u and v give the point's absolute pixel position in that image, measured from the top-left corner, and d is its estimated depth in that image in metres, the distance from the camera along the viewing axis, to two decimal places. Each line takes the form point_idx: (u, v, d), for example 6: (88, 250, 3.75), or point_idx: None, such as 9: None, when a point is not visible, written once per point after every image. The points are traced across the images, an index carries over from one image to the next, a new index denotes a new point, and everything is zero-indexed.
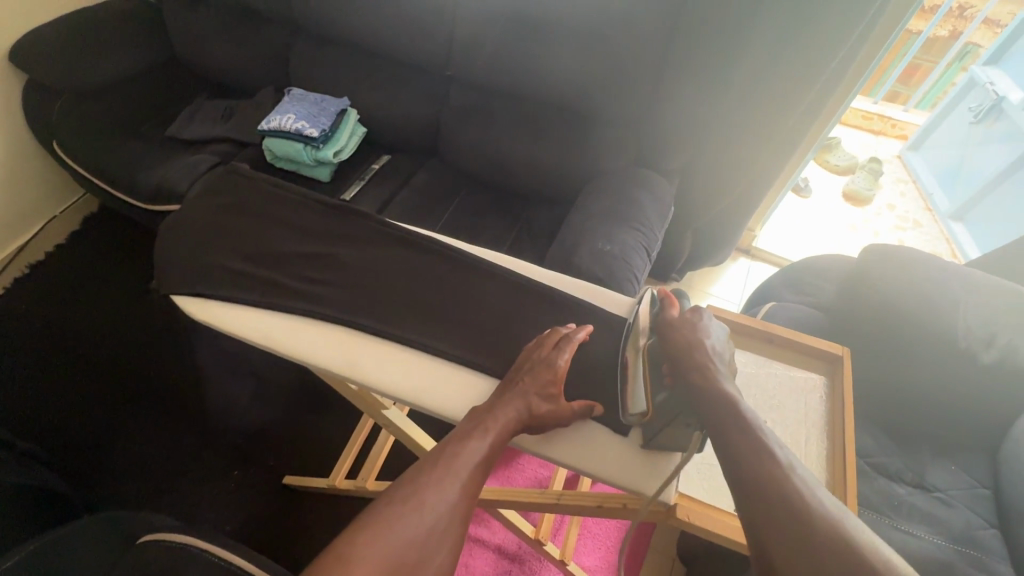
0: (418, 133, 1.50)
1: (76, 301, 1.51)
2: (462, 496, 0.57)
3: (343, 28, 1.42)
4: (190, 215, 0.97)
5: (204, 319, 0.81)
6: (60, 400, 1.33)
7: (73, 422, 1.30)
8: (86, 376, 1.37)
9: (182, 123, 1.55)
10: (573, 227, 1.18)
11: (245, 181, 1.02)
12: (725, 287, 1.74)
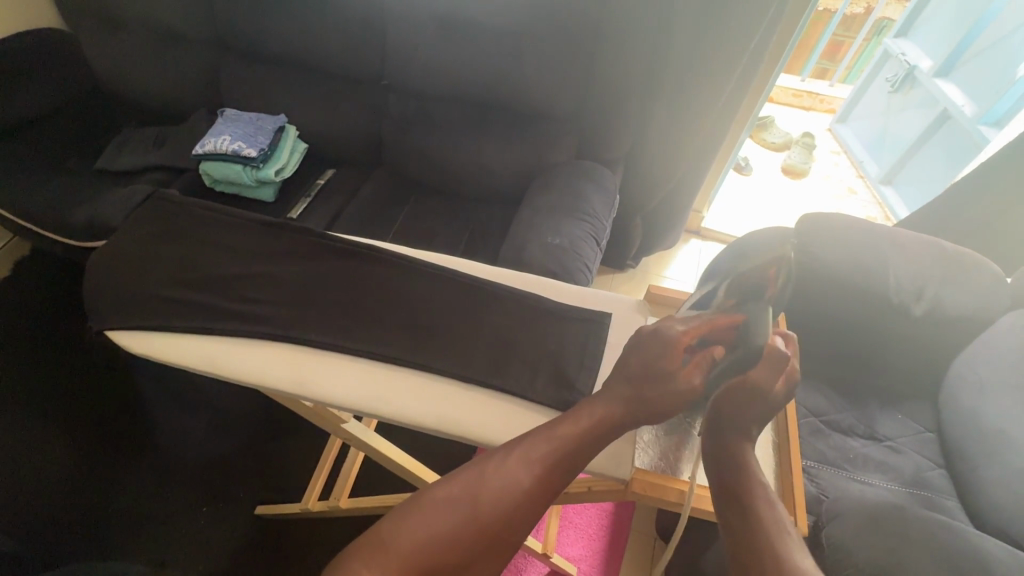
0: (361, 145, 1.48)
1: (11, 350, 1.42)
2: (517, 510, 0.55)
3: (272, 45, 1.39)
4: (119, 247, 0.93)
5: (144, 351, 0.79)
6: (5, 455, 1.25)
7: (20, 478, 1.22)
8: (30, 428, 1.30)
9: (112, 153, 1.48)
10: (522, 224, 1.20)
11: (177, 208, 0.99)
12: (680, 269, 1.79)
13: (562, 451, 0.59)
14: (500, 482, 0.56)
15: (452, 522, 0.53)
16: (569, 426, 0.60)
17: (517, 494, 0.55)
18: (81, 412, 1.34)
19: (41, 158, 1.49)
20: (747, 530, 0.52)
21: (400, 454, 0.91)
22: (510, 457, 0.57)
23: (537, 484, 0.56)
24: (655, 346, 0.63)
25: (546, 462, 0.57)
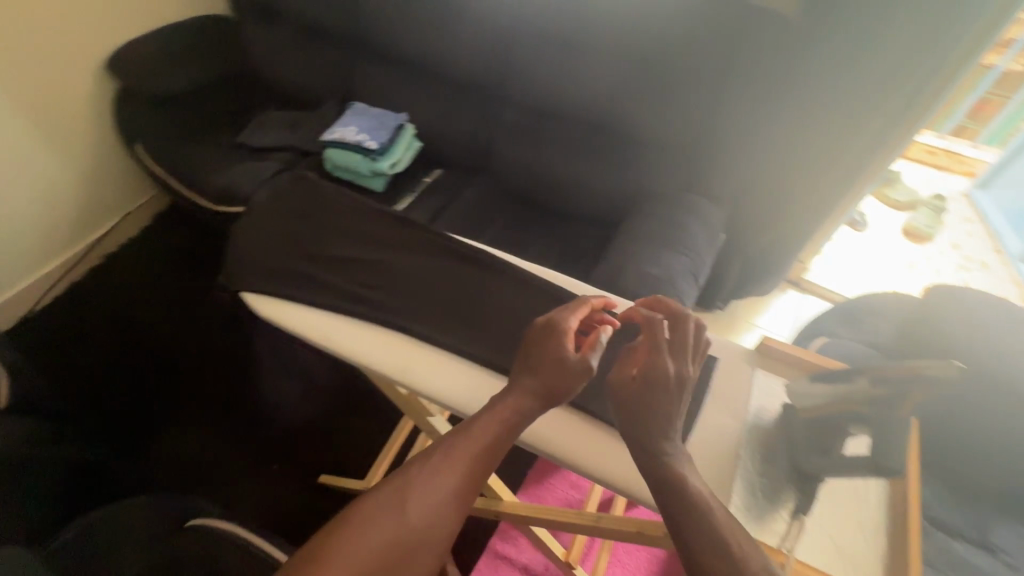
0: (470, 151, 1.54)
1: (146, 291, 1.62)
2: (449, 501, 0.58)
3: (405, 48, 1.49)
4: (257, 215, 1.02)
5: (267, 315, 0.87)
6: (125, 382, 1.43)
7: (133, 404, 1.39)
8: (148, 363, 1.47)
9: (251, 131, 1.64)
10: (619, 249, 1.19)
11: (310, 187, 1.07)
12: (773, 320, 1.69)
13: (484, 442, 0.63)
14: (430, 480, 0.59)
15: (390, 527, 0.55)
16: (492, 418, 0.64)
17: (446, 492, 0.58)
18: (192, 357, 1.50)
19: (195, 128, 1.67)
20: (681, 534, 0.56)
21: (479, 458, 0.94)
22: (435, 456, 0.60)
23: (463, 479, 0.60)
24: (550, 342, 0.69)
25: (472, 452, 0.61)
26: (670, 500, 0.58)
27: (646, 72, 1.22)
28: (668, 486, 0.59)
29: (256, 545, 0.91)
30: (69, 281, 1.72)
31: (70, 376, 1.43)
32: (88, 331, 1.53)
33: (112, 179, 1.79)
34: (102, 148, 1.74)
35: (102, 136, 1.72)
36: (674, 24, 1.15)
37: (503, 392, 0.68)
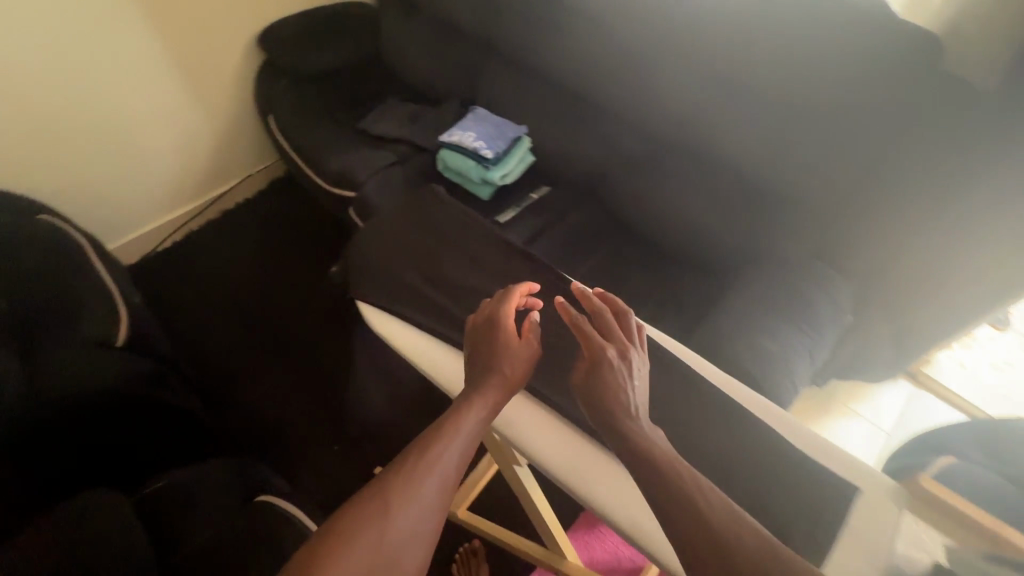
0: (583, 173, 1.49)
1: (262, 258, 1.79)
2: (430, 498, 0.66)
3: (539, 59, 1.46)
4: (386, 224, 1.14)
5: (383, 330, 0.99)
6: (231, 340, 1.62)
7: (235, 362, 1.57)
8: (253, 327, 1.64)
9: (374, 118, 1.66)
10: (734, 313, 1.10)
11: (437, 204, 1.16)
12: (877, 410, 1.53)
13: (458, 442, 0.72)
14: (407, 482, 0.66)
15: (379, 531, 0.62)
16: (461, 418, 0.74)
17: (426, 492, 0.66)
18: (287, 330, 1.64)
19: (324, 106, 1.73)
20: (668, 514, 0.62)
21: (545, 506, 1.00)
22: (413, 462, 0.68)
23: (440, 476, 0.68)
24: (490, 340, 0.84)
25: (448, 451, 0.70)
26: (648, 476, 0.66)
27: (796, 127, 1.11)
28: (643, 464, 0.67)
29: (285, 507, 0.95)
30: (189, 229, 1.89)
31: (189, 326, 1.65)
32: (208, 287, 1.73)
33: (240, 142, 1.90)
34: (239, 113, 1.85)
35: (240, 103, 1.84)
36: (838, 84, 1.03)
37: (470, 391, 0.79)
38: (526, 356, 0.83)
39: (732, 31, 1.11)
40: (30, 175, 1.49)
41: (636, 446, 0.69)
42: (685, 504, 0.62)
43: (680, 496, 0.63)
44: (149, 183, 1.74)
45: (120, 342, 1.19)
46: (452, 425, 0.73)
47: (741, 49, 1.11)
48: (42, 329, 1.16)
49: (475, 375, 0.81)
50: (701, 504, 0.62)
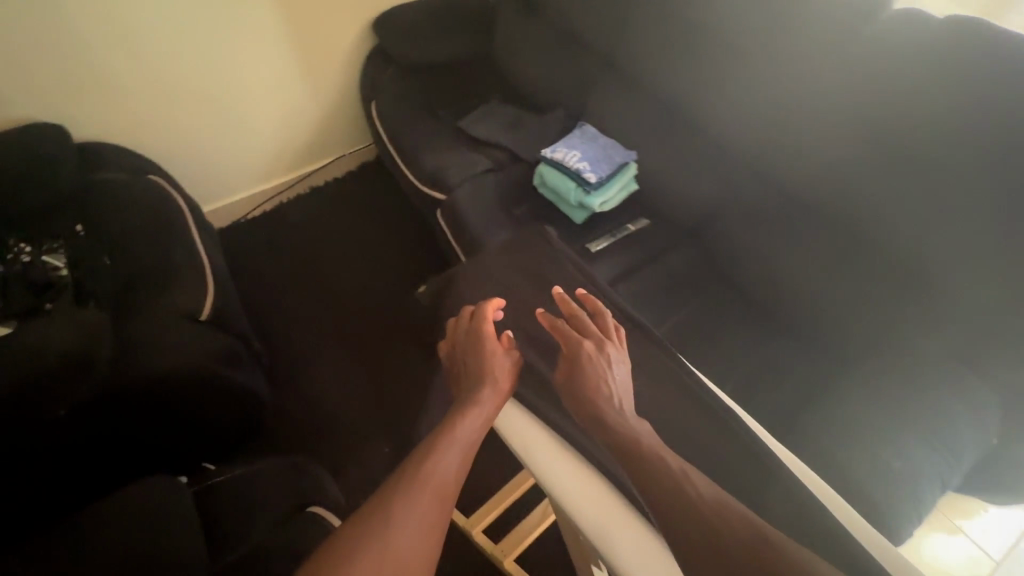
0: (689, 212, 1.37)
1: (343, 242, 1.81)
2: (428, 504, 0.72)
3: (664, 83, 1.36)
4: (489, 261, 1.20)
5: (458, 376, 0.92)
6: (301, 319, 1.65)
7: (301, 343, 1.60)
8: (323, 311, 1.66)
9: (474, 119, 1.60)
10: (854, 418, 1.02)
11: (541, 251, 1.20)
12: (989, 538, 1.31)
13: (452, 452, 0.77)
14: (405, 495, 0.72)
15: (384, 540, 0.68)
16: (453, 431, 0.79)
17: (425, 501, 0.72)
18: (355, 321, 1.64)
19: (426, 99, 1.69)
20: (666, 520, 0.64)
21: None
22: (409, 476, 0.74)
23: (437, 486, 0.74)
24: (473, 350, 0.89)
25: (442, 462, 0.76)
26: (642, 471, 0.69)
27: (963, 207, 0.95)
28: (637, 459, 0.70)
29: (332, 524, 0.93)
30: (277, 201, 1.93)
31: (265, 298, 1.69)
32: (288, 263, 1.77)
33: (340, 123, 1.92)
34: (344, 95, 1.86)
35: (346, 84, 1.85)
36: None
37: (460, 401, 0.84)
38: (509, 363, 0.88)
39: (903, 86, 0.98)
40: (144, 133, 1.56)
41: (622, 440, 0.73)
42: (676, 498, 0.65)
43: (672, 492, 0.66)
44: (250, 153, 1.78)
45: (203, 316, 1.20)
46: (443, 438, 0.78)
47: (912, 107, 0.97)
48: (137, 294, 1.19)
49: (466, 386, 0.87)
50: (688, 491, 0.66)
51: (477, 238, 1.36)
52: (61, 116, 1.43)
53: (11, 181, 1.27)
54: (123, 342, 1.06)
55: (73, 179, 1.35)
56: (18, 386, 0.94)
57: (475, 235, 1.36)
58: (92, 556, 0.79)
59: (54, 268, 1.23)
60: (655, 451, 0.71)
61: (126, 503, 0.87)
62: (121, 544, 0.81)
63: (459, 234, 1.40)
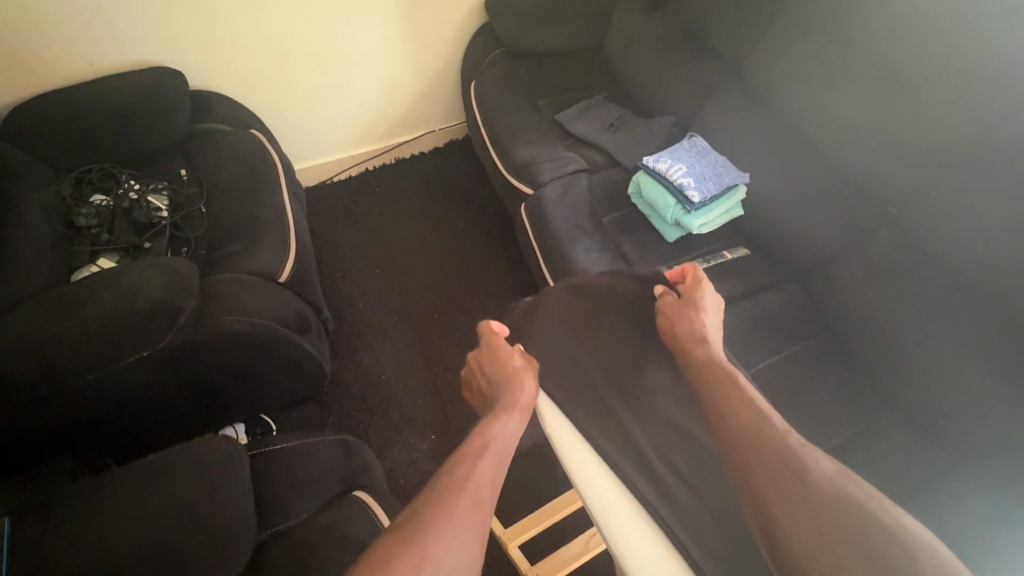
0: (798, 252, 1.24)
1: (420, 220, 1.81)
2: (468, 517, 0.65)
3: (795, 103, 1.23)
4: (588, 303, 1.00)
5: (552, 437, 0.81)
6: (371, 291, 1.67)
7: (367, 314, 1.63)
8: (393, 287, 1.68)
9: (574, 114, 1.53)
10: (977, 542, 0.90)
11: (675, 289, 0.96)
12: None
13: (487, 464, 0.73)
14: (441, 506, 0.65)
15: (419, 550, 0.60)
16: (483, 446, 0.75)
17: (464, 513, 0.65)
18: (421, 302, 1.64)
19: (528, 86, 1.63)
20: (753, 463, 0.67)
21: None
22: (442, 487, 0.68)
23: (472, 498, 0.67)
24: (495, 373, 0.90)
25: (477, 475, 0.71)
26: (731, 411, 0.73)
27: None
28: (722, 395, 0.76)
29: (377, 513, 0.93)
30: (364, 167, 1.94)
31: (340, 263, 1.72)
32: (366, 232, 1.79)
33: (437, 99, 1.90)
34: (445, 71, 1.83)
35: (449, 61, 1.82)
36: None
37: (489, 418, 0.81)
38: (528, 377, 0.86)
39: None
40: (252, 86, 1.60)
41: (708, 374, 0.80)
42: (767, 448, 0.67)
43: (751, 420, 0.71)
44: (347, 117, 1.80)
45: (281, 279, 1.23)
46: (474, 451, 0.74)
47: None
48: (227, 248, 1.24)
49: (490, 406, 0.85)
50: (778, 430, 0.69)
51: (562, 243, 1.30)
52: (183, 62, 1.48)
53: (131, 121, 1.34)
54: (205, 303, 1.07)
55: (184, 126, 1.41)
56: (107, 331, 0.96)
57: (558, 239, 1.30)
58: (153, 513, 0.81)
59: (156, 209, 1.28)
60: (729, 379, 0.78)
61: (187, 459, 0.87)
62: (180, 507, 0.82)
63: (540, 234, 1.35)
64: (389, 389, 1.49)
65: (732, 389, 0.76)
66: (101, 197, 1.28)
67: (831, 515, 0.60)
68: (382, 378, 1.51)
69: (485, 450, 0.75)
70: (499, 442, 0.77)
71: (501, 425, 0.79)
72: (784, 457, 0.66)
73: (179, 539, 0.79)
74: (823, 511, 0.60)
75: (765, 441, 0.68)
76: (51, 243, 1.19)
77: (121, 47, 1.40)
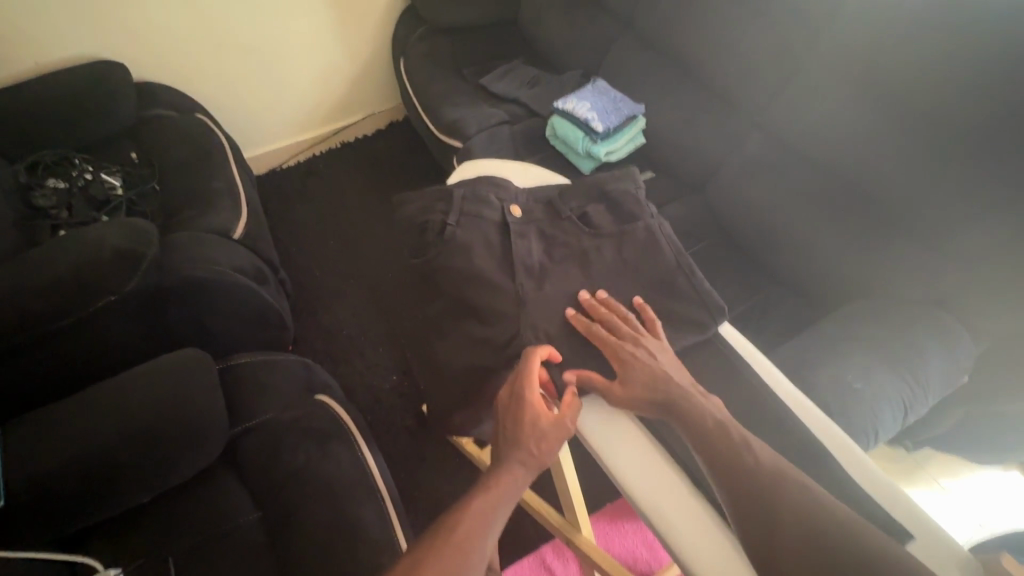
0: (693, 166, 1.42)
1: (366, 191, 1.94)
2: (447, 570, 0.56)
3: (675, 39, 1.41)
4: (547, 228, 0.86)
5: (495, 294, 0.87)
6: (326, 257, 1.79)
7: (323, 276, 1.75)
8: (346, 250, 1.80)
9: (495, 77, 1.68)
10: None
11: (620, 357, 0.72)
12: (966, 493, 1.38)
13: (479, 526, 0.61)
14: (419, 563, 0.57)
15: None
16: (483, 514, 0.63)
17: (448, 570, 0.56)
18: (374, 261, 1.77)
19: (451, 56, 1.78)
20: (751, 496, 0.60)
21: (575, 486, 0.98)
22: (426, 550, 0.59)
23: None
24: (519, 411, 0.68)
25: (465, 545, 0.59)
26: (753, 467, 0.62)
27: (938, 143, 0.98)
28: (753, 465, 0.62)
29: (337, 414, 1.07)
30: (311, 151, 2.07)
31: (296, 236, 1.84)
32: (316, 206, 1.90)
33: (372, 80, 2.04)
34: (376, 53, 1.98)
35: (379, 43, 1.96)
36: (1000, 100, 0.89)
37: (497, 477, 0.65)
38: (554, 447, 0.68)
39: (887, 21, 1.03)
40: (192, 77, 1.71)
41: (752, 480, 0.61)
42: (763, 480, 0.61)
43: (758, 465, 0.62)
44: (288, 104, 1.92)
45: (235, 236, 1.35)
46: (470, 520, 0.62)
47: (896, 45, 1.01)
48: (184, 216, 1.35)
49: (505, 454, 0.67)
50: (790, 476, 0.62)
51: (508, 197, 0.88)
52: (122, 57, 1.58)
53: (79, 110, 1.43)
54: (167, 249, 1.19)
55: (131, 113, 1.51)
56: (75, 273, 1.06)
57: (506, 208, 0.87)
58: (137, 405, 0.93)
59: (111, 187, 1.38)
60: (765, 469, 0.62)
61: (161, 365, 0.99)
62: (160, 401, 0.95)
63: (480, 199, 0.87)
64: (351, 339, 1.61)
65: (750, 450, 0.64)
66: (57, 180, 1.37)
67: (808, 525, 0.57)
68: (343, 330, 1.63)
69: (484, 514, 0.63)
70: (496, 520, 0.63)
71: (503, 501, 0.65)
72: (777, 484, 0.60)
73: (162, 423, 0.93)
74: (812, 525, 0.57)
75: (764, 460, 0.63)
76: (12, 221, 1.27)
77: (61, 45, 1.49)
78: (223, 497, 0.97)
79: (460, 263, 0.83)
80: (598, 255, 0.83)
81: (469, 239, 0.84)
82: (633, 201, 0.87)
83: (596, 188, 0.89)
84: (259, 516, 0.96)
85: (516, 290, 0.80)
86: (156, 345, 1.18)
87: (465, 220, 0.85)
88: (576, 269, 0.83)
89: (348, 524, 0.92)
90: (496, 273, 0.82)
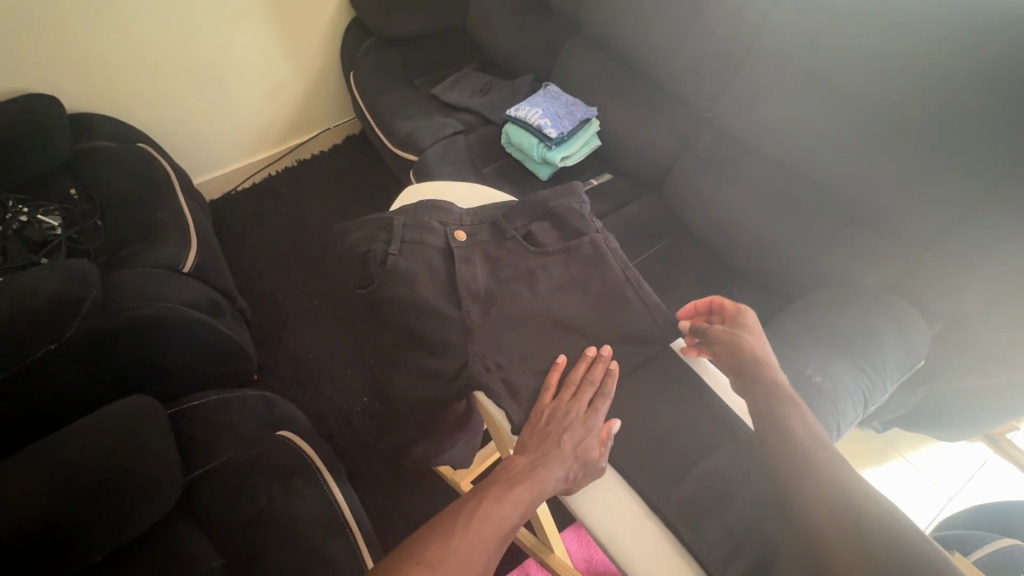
0: (649, 166, 1.42)
1: (325, 209, 1.89)
2: None
3: (622, 40, 1.41)
4: (492, 250, 0.85)
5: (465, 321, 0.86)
6: (287, 280, 1.74)
7: (284, 300, 1.70)
8: (308, 271, 1.76)
9: (447, 85, 1.66)
10: None
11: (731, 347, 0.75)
12: (936, 468, 1.41)
13: (489, 530, 0.60)
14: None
15: None
16: (494, 515, 0.62)
17: None
18: (337, 281, 1.73)
19: (402, 67, 1.75)
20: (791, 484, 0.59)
21: (546, 512, 0.97)
22: (435, 555, 0.57)
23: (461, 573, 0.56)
24: (553, 420, 0.70)
25: (474, 544, 0.59)
26: (778, 465, 0.61)
27: (882, 132, 0.99)
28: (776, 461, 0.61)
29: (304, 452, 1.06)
30: (267, 172, 2.03)
31: (254, 260, 1.79)
32: (272, 231, 1.85)
33: (323, 95, 2.00)
34: (325, 67, 1.94)
35: (327, 57, 1.92)
36: (937, 88, 0.91)
37: (521, 482, 0.64)
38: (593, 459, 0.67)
39: (822, 14, 1.04)
40: (132, 105, 1.63)
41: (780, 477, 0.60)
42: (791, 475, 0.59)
43: (781, 460, 0.61)
44: (238, 125, 1.86)
45: (186, 269, 1.30)
46: (484, 518, 0.61)
47: (834, 37, 1.02)
48: (131, 253, 1.30)
49: (536, 458, 0.66)
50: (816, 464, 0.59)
51: (451, 221, 0.87)
52: (53, 89, 1.50)
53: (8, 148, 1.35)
54: (110, 290, 1.14)
55: (66, 147, 1.44)
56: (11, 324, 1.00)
57: (449, 233, 0.85)
58: (85, 460, 0.89)
59: (49, 227, 1.32)
60: (798, 457, 0.60)
61: (110, 413, 0.95)
62: (110, 452, 0.91)
63: (421, 225, 0.85)
64: (318, 364, 1.57)
65: (781, 446, 0.62)
66: None
67: (833, 509, 0.54)
68: (308, 355, 1.59)
69: (499, 517, 0.61)
70: (512, 521, 0.62)
71: (522, 505, 0.63)
72: (804, 474, 0.58)
73: (113, 475, 0.89)
74: (832, 497, 0.55)
75: (791, 451, 0.61)
76: None
77: None
78: (182, 548, 0.91)
79: (405, 294, 0.81)
80: (545, 273, 0.83)
81: (413, 269, 0.82)
82: (577, 216, 0.88)
83: (539, 206, 0.88)
84: (222, 563, 0.91)
85: (464, 318, 0.78)
86: (104, 391, 1.13)
87: (407, 248, 0.83)
88: (523, 291, 0.81)
89: (317, 564, 0.89)
90: (441, 301, 0.80)
